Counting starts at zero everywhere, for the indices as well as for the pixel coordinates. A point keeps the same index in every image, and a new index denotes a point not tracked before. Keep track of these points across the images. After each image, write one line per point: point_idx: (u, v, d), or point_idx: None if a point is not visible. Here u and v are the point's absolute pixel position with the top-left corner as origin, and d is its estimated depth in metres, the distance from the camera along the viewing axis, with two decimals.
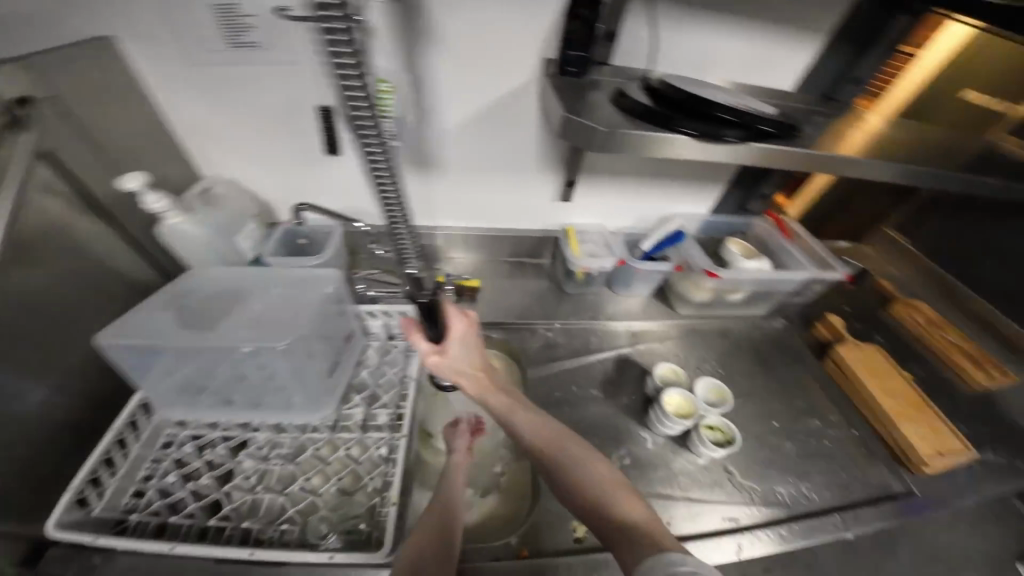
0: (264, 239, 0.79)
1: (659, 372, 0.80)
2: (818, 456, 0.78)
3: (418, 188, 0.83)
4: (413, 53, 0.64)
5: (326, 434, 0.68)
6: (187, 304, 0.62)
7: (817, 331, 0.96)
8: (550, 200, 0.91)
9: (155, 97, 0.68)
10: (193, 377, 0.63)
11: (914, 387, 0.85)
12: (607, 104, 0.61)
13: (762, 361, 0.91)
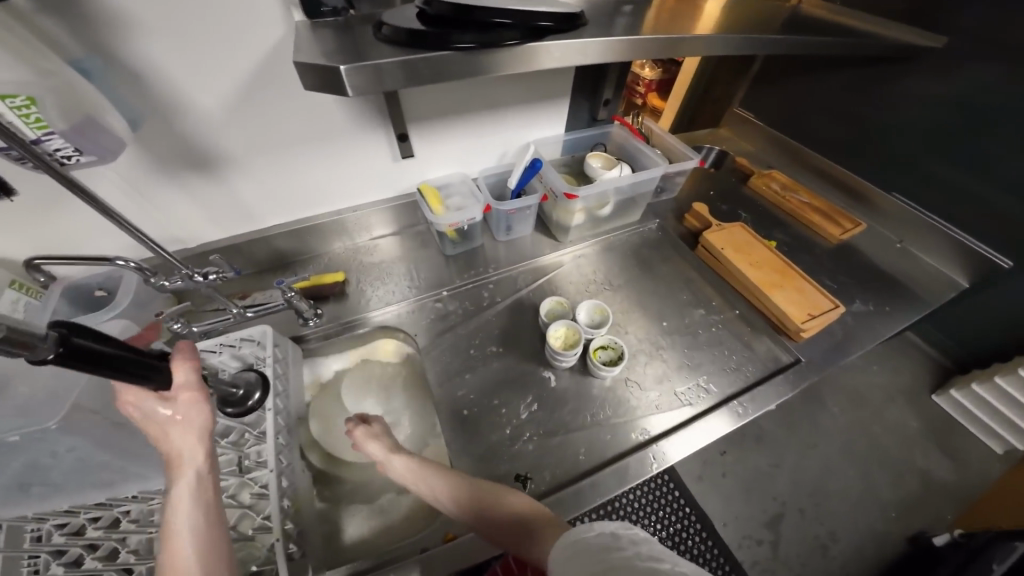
0: (42, 306, 0.63)
1: (546, 308, 0.80)
2: (706, 342, 0.83)
3: (221, 192, 0.70)
4: (100, 39, 0.49)
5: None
6: None
7: (686, 223, 1.01)
8: (389, 162, 0.79)
9: None
10: None
11: (775, 255, 0.92)
12: (371, 36, 0.49)
13: (649, 268, 0.93)
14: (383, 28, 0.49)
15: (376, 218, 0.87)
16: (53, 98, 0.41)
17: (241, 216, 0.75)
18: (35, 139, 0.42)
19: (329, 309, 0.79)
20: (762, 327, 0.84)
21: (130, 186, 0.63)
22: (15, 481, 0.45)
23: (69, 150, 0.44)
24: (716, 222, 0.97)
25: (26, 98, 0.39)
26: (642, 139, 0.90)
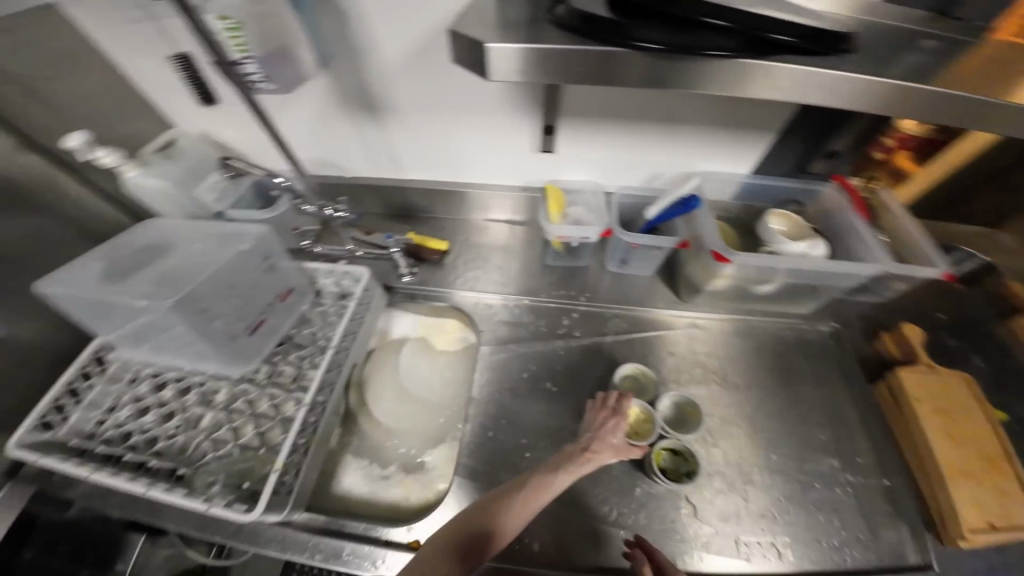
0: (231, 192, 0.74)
1: (621, 374, 0.67)
2: (822, 508, 0.59)
3: (375, 137, 0.76)
4: None
5: (255, 386, 0.63)
6: (123, 253, 0.57)
7: (879, 343, 0.73)
8: (528, 150, 0.73)
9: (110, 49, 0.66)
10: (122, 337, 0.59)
11: (1002, 446, 0.60)
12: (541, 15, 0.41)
13: (784, 378, 0.70)
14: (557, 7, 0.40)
15: (496, 202, 0.84)
16: (255, 26, 0.46)
17: (386, 162, 0.80)
18: (236, 61, 0.49)
19: (422, 272, 0.81)
20: (918, 531, 0.58)
21: (317, 116, 0.72)
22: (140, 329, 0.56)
23: (258, 75, 0.51)
24: (928, 361, 0.68)
25: (234, 22, 0.45)
26: (864, 215, 0.65)
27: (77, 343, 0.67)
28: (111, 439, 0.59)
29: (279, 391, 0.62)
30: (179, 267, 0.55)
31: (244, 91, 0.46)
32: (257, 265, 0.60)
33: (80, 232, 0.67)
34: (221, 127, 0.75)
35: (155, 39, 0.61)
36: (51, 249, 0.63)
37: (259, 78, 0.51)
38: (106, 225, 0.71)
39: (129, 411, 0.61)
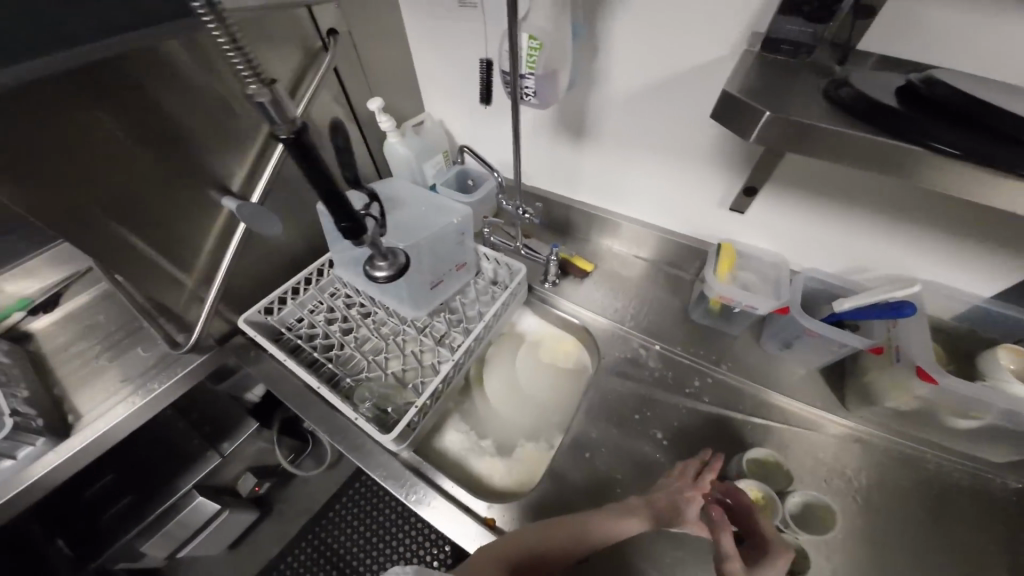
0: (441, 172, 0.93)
1: (750, 454, 0.61)
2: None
3: (570, 157, 0.84)
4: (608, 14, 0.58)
5: (414, 332, 0.76)
6: (374, 199, 0.76)
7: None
8: (710, 205, 0.71)
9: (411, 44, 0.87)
10: (348, 259, 0.77)
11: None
12: (811, 91, 0.44)
13: (963, 550, 0.55)
14: (833, 88, 0.42)
15: (655, 245, 0.84)
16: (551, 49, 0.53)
17: (566, 182, 0.88)
18: (521, 75, 0.55)
19: (564, 285, 0.85)
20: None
21: (528, 129, 0.84)
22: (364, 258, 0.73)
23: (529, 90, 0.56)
24: None
25: (537, 43, 0.51)
26: None
27: (307, 249, 0.89)
28: (303, 334, 0.74)
29: (433, 344, 0.74)
30: (409, 224, 0.70)
31: (515, 96, 0.56)
32: (457, 241, 0.74)
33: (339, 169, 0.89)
34: (457, 120, 0.95)
35: (448, 50, 0.83)
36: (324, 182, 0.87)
37: (530, 92, 0.56)
38: (356, 169, 0.93)
39: (319, 317, 0.76)
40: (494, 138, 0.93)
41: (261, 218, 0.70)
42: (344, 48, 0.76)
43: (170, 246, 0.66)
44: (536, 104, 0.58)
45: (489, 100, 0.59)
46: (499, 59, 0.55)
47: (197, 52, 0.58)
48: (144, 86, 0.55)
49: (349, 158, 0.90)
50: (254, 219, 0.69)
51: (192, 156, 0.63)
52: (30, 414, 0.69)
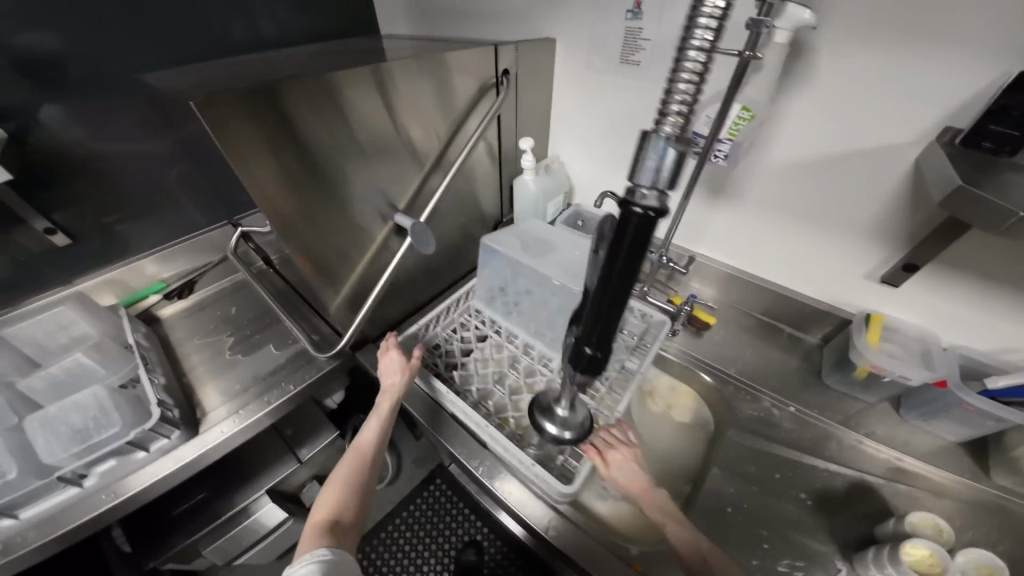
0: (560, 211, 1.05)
1: (913, 515, 0.53)
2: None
3: (700, 210, 0.87)
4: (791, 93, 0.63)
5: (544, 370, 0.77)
6: (531, 237, 0.79)
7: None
8: (858, 274, 0.74)
9: (553, 89, 0.96)
10: (499, 289, 0.81)
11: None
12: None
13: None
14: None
15: (776, 303, 0.86)
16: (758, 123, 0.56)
17: (689, 231, 0.91)
18: (718, 139, 0.58)
19: (682, 332, 0.85)
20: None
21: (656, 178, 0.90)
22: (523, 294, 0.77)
23: (722, 152, 0.59)
24: None
25: (748, 115, 0.54)
26: None
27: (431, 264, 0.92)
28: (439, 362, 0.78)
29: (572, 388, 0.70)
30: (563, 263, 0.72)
31: (704, 156, 0.59)
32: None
33: (470, 192, 0.95)
34: (575, 160, 1.03)
35: (584, 100, 0.92)
36: (456, 207, 0.95)
37: (721, 156, 0.59)
38: (481, 195, 0.99)
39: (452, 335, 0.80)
40: (611, 181, 0.99)
41: (423, 237, 0.77)
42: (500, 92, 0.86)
43: (328, 254, 0.69)
44: (723, 166, 0.61)
45: (670, 159, 0.64)
46: (697, 122, 0.59)
47: (367, 86, 0.64)
48: (298, 111, 0.56)
49: (478, 182, 0.96)
50: (418, 238, 0.77)
51: (341, 187, 0.66)
52: (169, 403, 0.71)
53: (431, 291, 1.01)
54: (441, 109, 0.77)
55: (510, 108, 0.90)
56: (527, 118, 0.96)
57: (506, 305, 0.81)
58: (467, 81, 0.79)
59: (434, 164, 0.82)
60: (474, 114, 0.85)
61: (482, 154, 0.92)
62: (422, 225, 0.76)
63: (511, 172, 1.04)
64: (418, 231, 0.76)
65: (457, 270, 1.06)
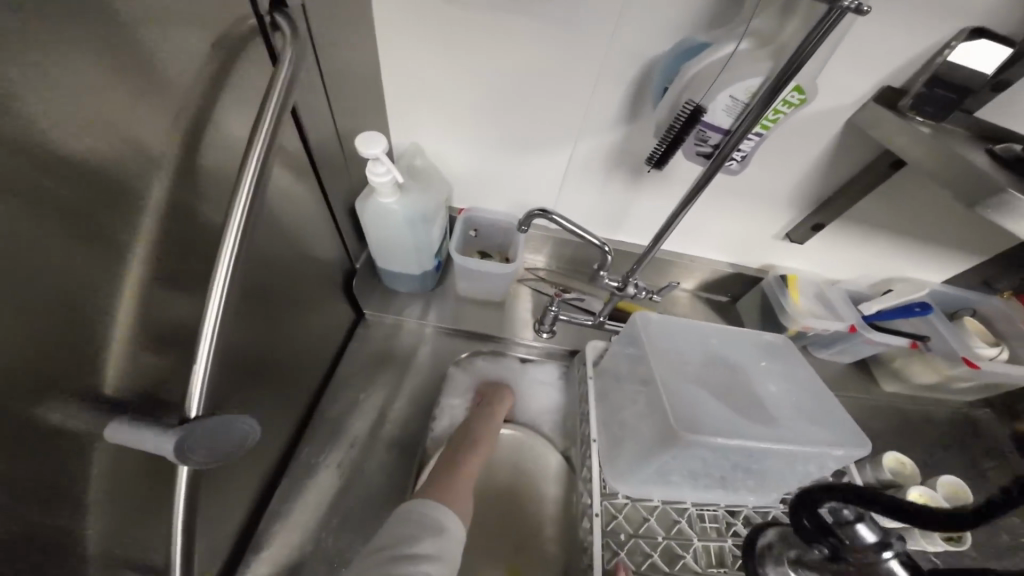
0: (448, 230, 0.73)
1: (886, 460, 0.64)
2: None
3: (621, 198, 0.71)
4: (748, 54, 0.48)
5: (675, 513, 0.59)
6: (704, 386, 0.54)
7: (1018, 425, 0.77)
8: (765, 236, 0.77)
9: (378, 38, 0.56)
10: (678, 471, 0.53)
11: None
12: (971, 147, 0.46)
13: (980, 469, 0.74)
14: (1003, 152, 0.45)
15: (695, 274, 0.86)
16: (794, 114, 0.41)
17: (610, 220, 0.75)
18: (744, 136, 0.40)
19: None
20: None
21: (566, 164, 0.67)
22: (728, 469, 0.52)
23: (741, 153, 0.42)
24: None
25: (798, 99, 0.39)
26: None
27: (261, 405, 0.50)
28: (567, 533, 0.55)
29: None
30: (758, 408, 0.52)
31: (720, 163, 0.39)
32: (844, 431, 0.49)
33: (287, 251, 0.53)
34: (443, 149, 0.68)
35: (436, 51, 0.56)
36: (262, 289, 0.50)
37: (742, 157, 0.42)
38: (309, 245, 0.57)
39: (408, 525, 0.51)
40: (507, 174, 0.71)
41: (231, 433, 0.38)
42: (267, 49, 0.42)
43: None
44: (738, 170, 0.44)
45: (664, 169, 0.47)
46: (715, 109, 0.39)
47: None
48: None
49: (299, 227, 0.54)
50: (219, 447, 0.37)
51: None
52: None
53: (274, 434, 0.60)
54: (114, 123, 0.30)
55: (308, 77, 0.46)
56: (346, 91, 0.53)
57: (676, 480, 0.54)
58: (181, 27, 0.33)
59: (171, 232, 0.37)
60: (221, 103, 0.38)
61: (282, 179, 0.47)
62: (216, 417, 0.37)
63: (347, 189, 0.62)
64: (216, 430, 0.37)
65: (310, 370, 0.66)
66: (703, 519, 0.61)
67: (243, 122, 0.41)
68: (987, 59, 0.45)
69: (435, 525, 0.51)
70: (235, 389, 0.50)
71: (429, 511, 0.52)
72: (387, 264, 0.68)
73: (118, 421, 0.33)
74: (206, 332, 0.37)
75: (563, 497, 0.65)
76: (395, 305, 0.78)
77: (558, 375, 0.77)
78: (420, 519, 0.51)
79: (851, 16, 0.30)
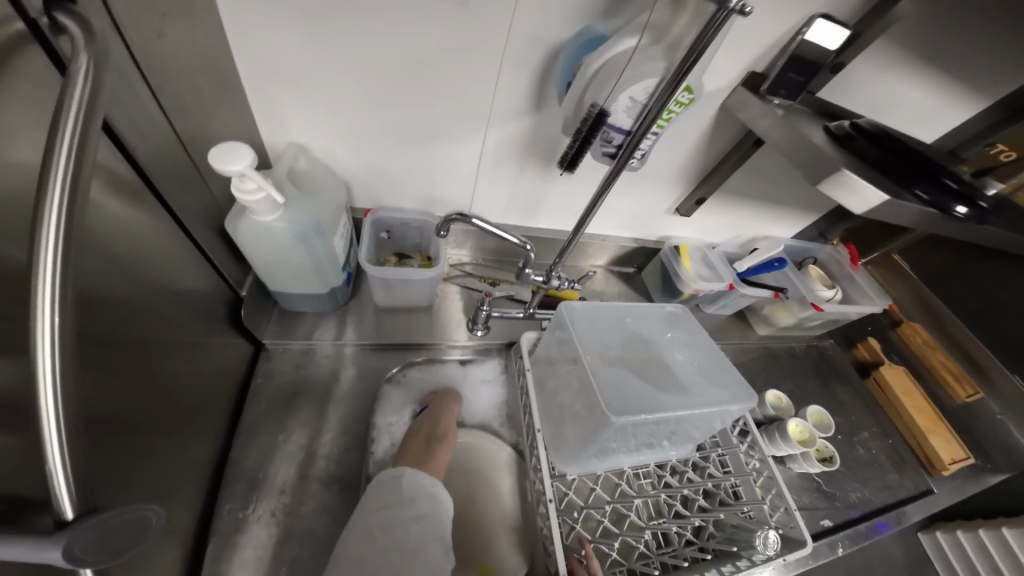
0: (354, 237, 0.66)
1: (769, 399, 0.83)
2: (881, 489, 0.84)
3: (534, 186, 0.70)
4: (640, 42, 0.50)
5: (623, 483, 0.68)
6: (623, 367, 0.59)
7: (855, 351, 1.01)
8: (661, 211, 0.84)
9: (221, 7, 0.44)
10: (611, 446, 0.59)
11: (926, 399, 0.91)
12: (813, 125, 0.54)
13: (826, 386, 0.96)
14: (836, 129, 0.54)
15: (608, 250, 0.92)
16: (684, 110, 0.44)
17: (526, 209, 0.75)
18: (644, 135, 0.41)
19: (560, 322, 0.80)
20: (919, 474, 0.86)
21: (477, 155, 0.64)
22: (650, 436, 0.59)
23: (642, 151, 0.44)
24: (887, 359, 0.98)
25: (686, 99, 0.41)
26: (855, 268, 0.94)
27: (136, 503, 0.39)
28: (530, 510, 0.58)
29: (717, 478, 0.67)
30: (670, 378, 0.59)
31: (626, 162, 0.40)
32: (740, 384, 0.58)
33: (141, 300, 0.42)
34: (334, 145, 0.59)
35: (301, 24, 0.46)
36: (115, 351, 0.39)
37: (642, 155, 0.44)
38: (168, 284, 0.46)
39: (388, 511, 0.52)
40: (410, 168, 0.64)
41: (131, 528, 0.28)
42: (51, 60, 0.30)
43: None
44: (640, 166, 0.46)
45: (575, 169, 0.46)
46: (616, 111, 0.40)
47: None
48: None
49: (146, 268, 0.42)
50: (112, 546, 0.26)
51: None
52: None
53: (183, 508, 0.51)
54: None
55: (120, 71, 0.35)
56: (181, 85, 0.42)
57: (614, 453, 0.60)
58: None
59: None
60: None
61: (107, 209, 0.36)
62: (111, 509, 0.26)
63: (208, 205, 0.51)
64: (113, 524, 0.27)
65: (209, 419, 0.56)
66: (639, 477, 0.70)
67: (39, 146, 0.30)
68: (826, 49, 0.52)
69: (429, 494, 0.55)
70: (104, 481, 0.39)
71: (422, 481, 0.55)
72: (283, 287, 0.59)
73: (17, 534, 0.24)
74: (51, 424, 0.25)
75: (517, 487, 0.67)
76: (302, 330, 0.69)
77: (497, 371, 0.77)
78: (414, 488, 0.54)
79: (735, 15, 0.31)
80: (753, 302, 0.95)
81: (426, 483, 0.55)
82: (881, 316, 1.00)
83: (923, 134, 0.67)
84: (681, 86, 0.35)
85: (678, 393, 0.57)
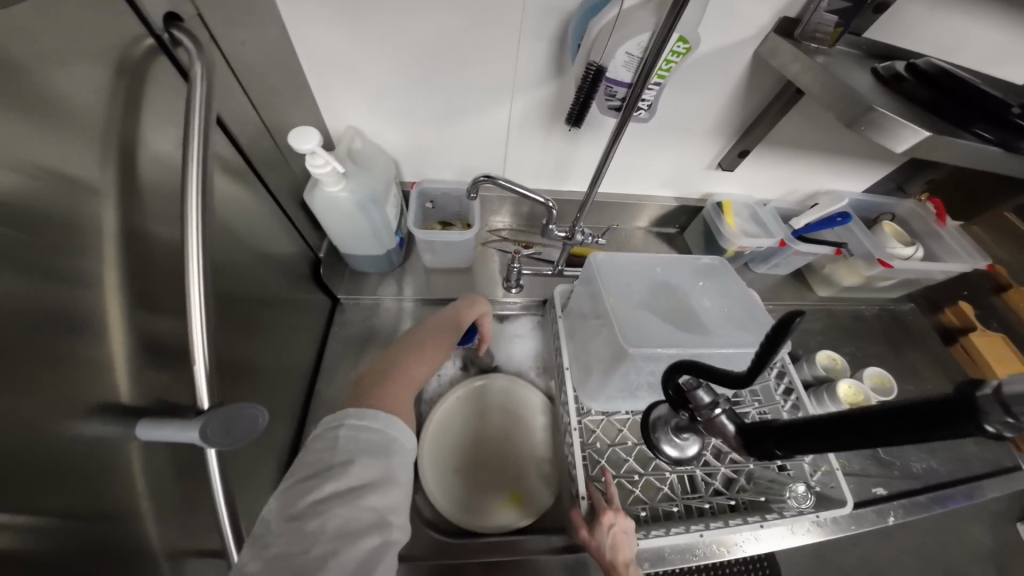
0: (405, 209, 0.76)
1: (820, 359, 0.79)
2: (954, 462, 0.77)
3: (561, 150, 0.74)
4: None
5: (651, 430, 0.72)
6: (649, 311, 0.62)
7: (941, 316, 0.90)
8: (701, 166, 0.82)
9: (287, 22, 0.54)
10: (633, 383, 0.63)
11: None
12: (856, 68, 0.51)
13: (900, 353, 0.87)
14: (884, 71, 0.50)
15: (646, 211, 0.92)
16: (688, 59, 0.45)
17: (556, 173, 0.79)
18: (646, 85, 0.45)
19: None
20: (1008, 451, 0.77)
21: (506, 123, 0.69)
22: None
23: (646, 102, 0.47)
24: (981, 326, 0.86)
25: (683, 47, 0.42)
26: (943, 223, 0.82)
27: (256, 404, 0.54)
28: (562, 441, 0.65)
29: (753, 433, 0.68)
30: (696, 323, 0.61)
31: (629, 112, 0.43)
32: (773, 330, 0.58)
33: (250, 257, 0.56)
34: (383, 128, 0.69)
35: (347, 27, 0.55)
36: (237, 294, 0.53)
37: (647, 105, 0.46)
38: (267, 248, 0.60)
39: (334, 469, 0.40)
40: (448, 141, 0.72)
41: (244, 422, 0.38)
42: (174, 67, 0.42)
43: None
44: (647, 116, 0.49)
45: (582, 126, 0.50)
46: (615, 66, 0.43)
47: None
48: None
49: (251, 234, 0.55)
50: (231, 433, 0.37)
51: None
52: None
53: (287, 416, 0.67)
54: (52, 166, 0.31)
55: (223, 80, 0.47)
56: (261, 90, 0.53)
57: (639, 396, 0.65)
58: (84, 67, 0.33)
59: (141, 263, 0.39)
60: (145, 124, 0.39)
61: (224, 186, 0.49)
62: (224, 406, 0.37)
63: (289, 183, 0.63)
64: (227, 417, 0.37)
65: (301, 355, 0.71)
66: None
67: (172, 139, 0.42)
68: None
69: (377, 441, 0.42)
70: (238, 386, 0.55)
71: (370, 422, 0.43)
72: (350, 249, 0.71)
73: (144, 421, 0.36)
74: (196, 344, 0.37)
75: (549, 424, 0.76)
76: (368, 287, 0.83)
77: (533, 325, 0.84)
78: (354, 435, 0.41)
79: None
80: (810, 261, 0.89)
81: (378, 423, 0.43)
82: (980, 279, 0.87)
83: (1011, 70, 0.58)
84: (670, 37, 0.37)
85: (702, 335, 0.59)
